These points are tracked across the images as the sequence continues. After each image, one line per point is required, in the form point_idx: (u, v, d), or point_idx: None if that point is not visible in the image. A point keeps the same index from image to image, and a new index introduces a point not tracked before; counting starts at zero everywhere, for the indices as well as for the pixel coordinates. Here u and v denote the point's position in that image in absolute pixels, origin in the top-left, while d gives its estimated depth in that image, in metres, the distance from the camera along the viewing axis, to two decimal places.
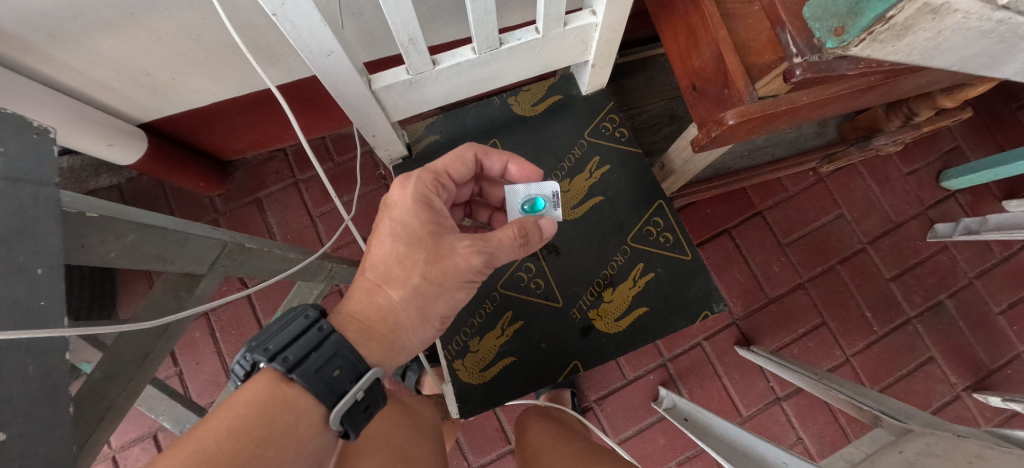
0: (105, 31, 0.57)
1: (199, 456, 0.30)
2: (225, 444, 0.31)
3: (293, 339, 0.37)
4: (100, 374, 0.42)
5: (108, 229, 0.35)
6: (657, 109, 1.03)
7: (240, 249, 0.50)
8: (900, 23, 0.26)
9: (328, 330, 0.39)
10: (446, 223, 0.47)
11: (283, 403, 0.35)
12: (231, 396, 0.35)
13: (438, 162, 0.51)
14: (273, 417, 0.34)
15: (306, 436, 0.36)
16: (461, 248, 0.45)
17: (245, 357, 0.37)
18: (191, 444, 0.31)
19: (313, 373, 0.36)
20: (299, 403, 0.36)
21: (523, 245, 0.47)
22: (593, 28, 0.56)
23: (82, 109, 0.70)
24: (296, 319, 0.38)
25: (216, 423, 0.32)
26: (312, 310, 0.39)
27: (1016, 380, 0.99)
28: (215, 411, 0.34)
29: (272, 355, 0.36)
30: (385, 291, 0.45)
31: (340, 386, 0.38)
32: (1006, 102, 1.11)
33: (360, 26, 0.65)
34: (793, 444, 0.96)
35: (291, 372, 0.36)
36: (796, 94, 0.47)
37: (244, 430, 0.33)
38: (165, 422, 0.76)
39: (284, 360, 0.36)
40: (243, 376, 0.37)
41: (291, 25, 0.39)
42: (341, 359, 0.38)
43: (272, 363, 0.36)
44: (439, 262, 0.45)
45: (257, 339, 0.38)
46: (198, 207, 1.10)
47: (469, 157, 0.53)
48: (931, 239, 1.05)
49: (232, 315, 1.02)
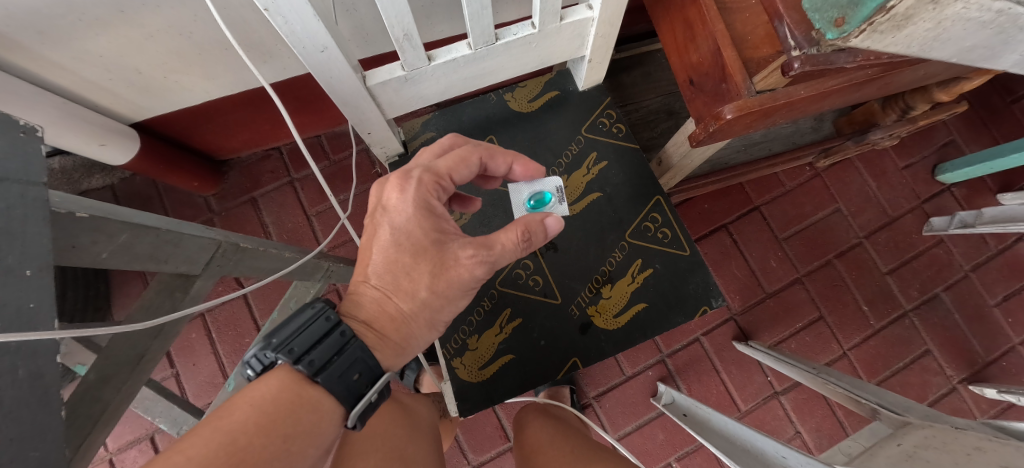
0: (94, 29, 0.56)
1: (232, 448, 0.30)
2: (255, 439, 0.32)
3: (318, 342, 0.38)
4: (94, 376, 0.41)
5: (100, 229, 0.34)
6: (654, 104, 1.03)
7: (235, 248, 0.49)
8: (901, 14, 0.26)
9: (349, 335, 0.40)
10: (447, 226, 0.46)
11: (307, 402, 0.36)
12: (254, 392, 0.35)
13: (440, 162, 0.48)
14: (299, 414, 0.35)
15: (327, 435, 0.37)
16: (464, 259, 0.44)
17: (264, 354, 0.37)
18: (221, 434, 0.31)
19: (336, 378, 0.37)
20: (322, 403, 0.37)
21: (525, 248, 0.46)
22: (589, 23, 0.56)
23: (72, 108, 0.69)
24: (318, 321, 0.39)
25: (244, 417, 0.32)
26: (333, 314, 0.40)
27: (1011, 371, 0.99)
28: (237, 403, 0.34)
29: (297, 357, 0.36)
30: (395, 303, 0.44)
31: (358, 390, 0.39)
32: (1002, 95, 1.11)
33: (354, 22, 0.65)
34: (792, 438, 0.97)
35: (316, 376, 0.36)
36: (793, 88, 0.46)
37: (271, 426, 0.33)
38: (162, 423, 0.75)
39: (310, 364, 0.37)
40: (256, 371, 0.37)
41: (283, 20, 0.38)
42: (361, 364, 0.40)
43: (298, 366, 0.36)
44: (444, 273, 0.44)
45: (278, 336, 0.37)
46: (192, 206, 1.09)
47: (473, 161, 0.50)
48: (926, 232, 1.05)
49: (229, 315, 1.01)
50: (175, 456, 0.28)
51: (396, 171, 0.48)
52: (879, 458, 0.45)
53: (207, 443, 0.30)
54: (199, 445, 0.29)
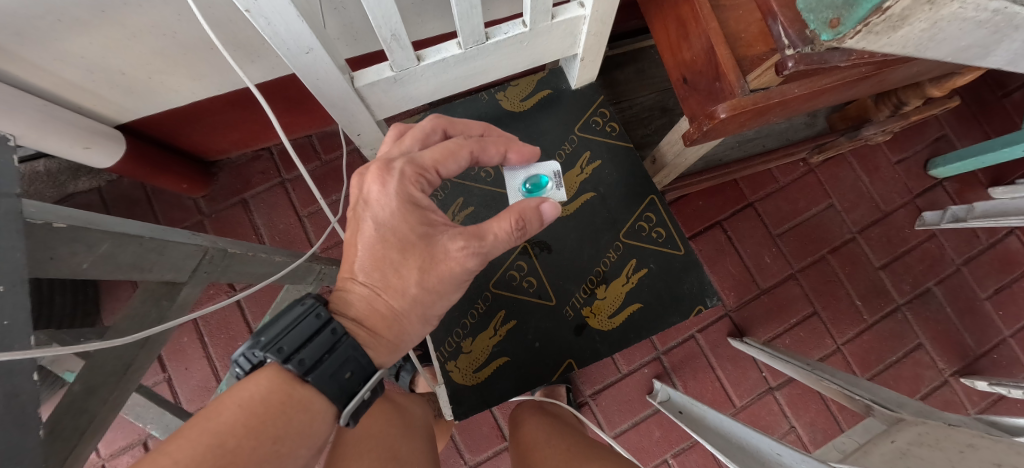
0: (76, 29, 0.54)
1: (221, 450, 0.30)
2: (244, 440, 0.31)
3: (308, 340, 0.37)
4: (81, 387, 0.40)
5: (79, 240, 0.33)
6: (649, 101, 1.02)
7: (222, 254, 0.49)
8: (897, 14, 0.25)
9: (340, 333, 0.39)
10: (438, 222, 0.46)
11: (298, 402, 0.35)
12: (238, 391, 0.34)
13: (425, 158, 0.47)
14: (290, 415, 0.34)
15: (319, 434, 0.36)
16: (454, 251, 0.43)
17: (253, 353, 0.36)
18: (207, 435, 0.30)
19: (328, 377, 0.37)
20: (312, 403, 0.36)
21: (518, 237, 0.45)
22: (582, 21, 0.55)
23: (53, 110, 0.67)
24: (308, 318, 0.38)
25: (230, 418, 0.32)
26: (323, 311, 0.39)
27: (1001, 364, 1.01)
28: (222, 403, 0.33)
29: (287, 356, 0.36)
30: (385, 300, 0.44)
31: (350, 388, 0.39)
32: (993, 89, 1.12)
33: (343, 20, 0.64)
34: (786, 433, 0.98)
35: (307, 375, 0.36)
36: (787, 87, 0.46)
37: (261, 427, 0.32)
38: (154, 430, 0.74)
39: (300, 363, 0.36)
40: (245, 369, 0.37)
41: (266, 22, 0.37)
42: (353, 363, 0.39)
43: (287, 365, 0.35)
44: (433, 268, 0.44)
45: (268, 335, 0.36)
46: (182, 208, 1.07)
47: (463, 155, 0.49)
48: (919, 227, 1.06)
49: (221, 318, 1.00)
50: (162, 458, 0.28)
51: (380, 161, 0.47)
52: (873, 455, 0.45)
53: (194, 444, 0.29)
54: (187, 446, 0.29)
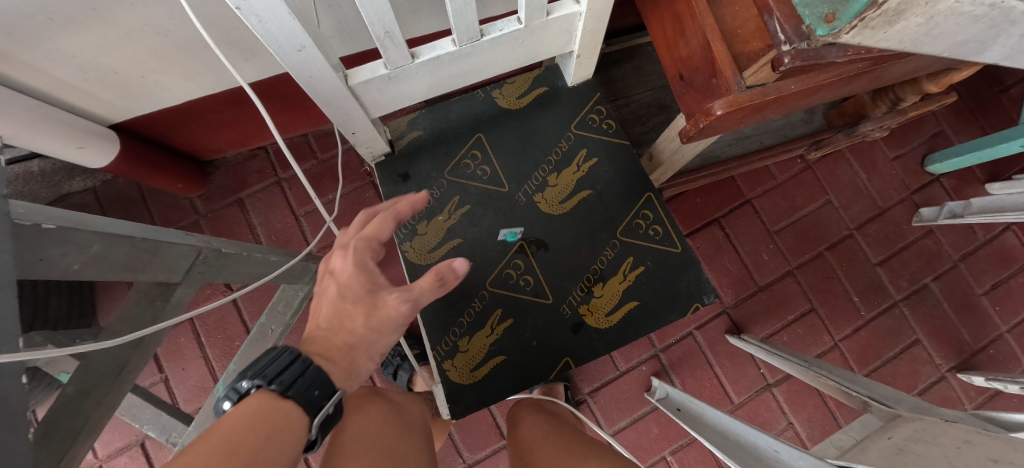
0: (68, 28, 0.54)
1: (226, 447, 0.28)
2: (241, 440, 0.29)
3: (281, 371, 0.36)
4: (74, 388, 0.40)
5: (69, 241, 0.32)
6: (646, 98, 1.01)
7: (216, 254, 0.48)
8: (892, 9, 0.25)
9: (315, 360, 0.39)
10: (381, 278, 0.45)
11: (282, 418, 0.34)
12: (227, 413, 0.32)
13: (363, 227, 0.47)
14: (277, 430, 0.33)
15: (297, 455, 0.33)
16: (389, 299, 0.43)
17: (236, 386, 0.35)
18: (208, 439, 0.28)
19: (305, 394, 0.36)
20: (293, 421, 0.34)
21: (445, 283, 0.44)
22: (577, 17, 0.54)
23: (46, 109, 0.66)
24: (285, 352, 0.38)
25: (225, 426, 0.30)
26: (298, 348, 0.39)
27: (998, 359, 1.01)
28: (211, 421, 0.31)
29: (269, 378, 0.35)
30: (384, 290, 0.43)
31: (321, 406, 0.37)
32: (990, 85, 1.12)
33: (337, 17, 0.63)
34: (784, 429, 0.98)
35: (287, 392, 0.35)
36: (783, 83, 0.46)
37: (253, 432, 0.31)
38: (151, 431, 0.73)
39: (279, 382, 0.35)
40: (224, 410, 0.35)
41: (257, 19, 0.36)
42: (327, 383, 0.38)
43: (270, 386, 0.35)
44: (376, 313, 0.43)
45: (249, 369, 0.36)
46: (177, 208, 1.07)
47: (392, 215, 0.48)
48: (916, 223, 1.06)
49: (218, 318, 1.00)
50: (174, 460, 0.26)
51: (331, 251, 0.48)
52: (870, 451, 0.45)
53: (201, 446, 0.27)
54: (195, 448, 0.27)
